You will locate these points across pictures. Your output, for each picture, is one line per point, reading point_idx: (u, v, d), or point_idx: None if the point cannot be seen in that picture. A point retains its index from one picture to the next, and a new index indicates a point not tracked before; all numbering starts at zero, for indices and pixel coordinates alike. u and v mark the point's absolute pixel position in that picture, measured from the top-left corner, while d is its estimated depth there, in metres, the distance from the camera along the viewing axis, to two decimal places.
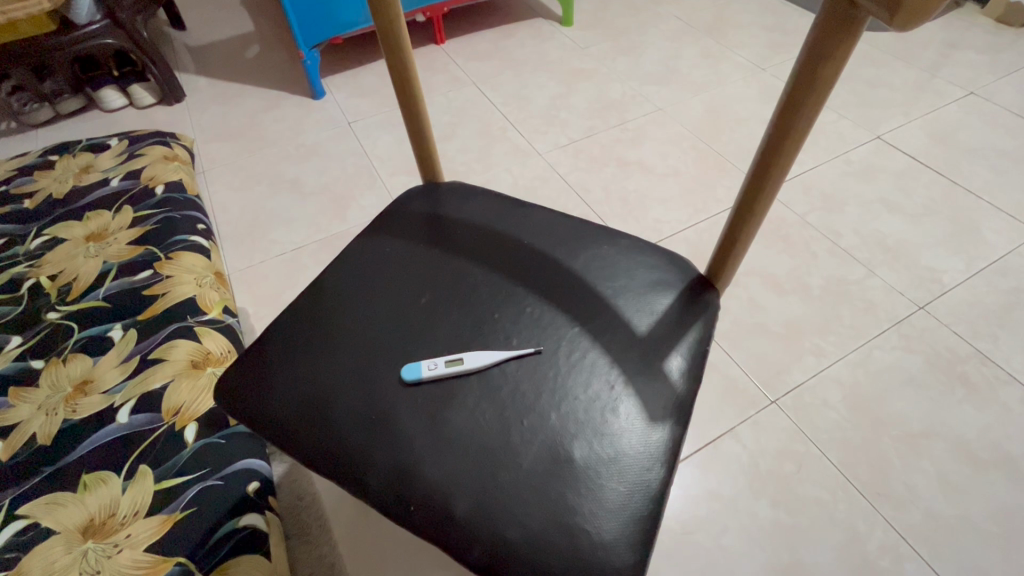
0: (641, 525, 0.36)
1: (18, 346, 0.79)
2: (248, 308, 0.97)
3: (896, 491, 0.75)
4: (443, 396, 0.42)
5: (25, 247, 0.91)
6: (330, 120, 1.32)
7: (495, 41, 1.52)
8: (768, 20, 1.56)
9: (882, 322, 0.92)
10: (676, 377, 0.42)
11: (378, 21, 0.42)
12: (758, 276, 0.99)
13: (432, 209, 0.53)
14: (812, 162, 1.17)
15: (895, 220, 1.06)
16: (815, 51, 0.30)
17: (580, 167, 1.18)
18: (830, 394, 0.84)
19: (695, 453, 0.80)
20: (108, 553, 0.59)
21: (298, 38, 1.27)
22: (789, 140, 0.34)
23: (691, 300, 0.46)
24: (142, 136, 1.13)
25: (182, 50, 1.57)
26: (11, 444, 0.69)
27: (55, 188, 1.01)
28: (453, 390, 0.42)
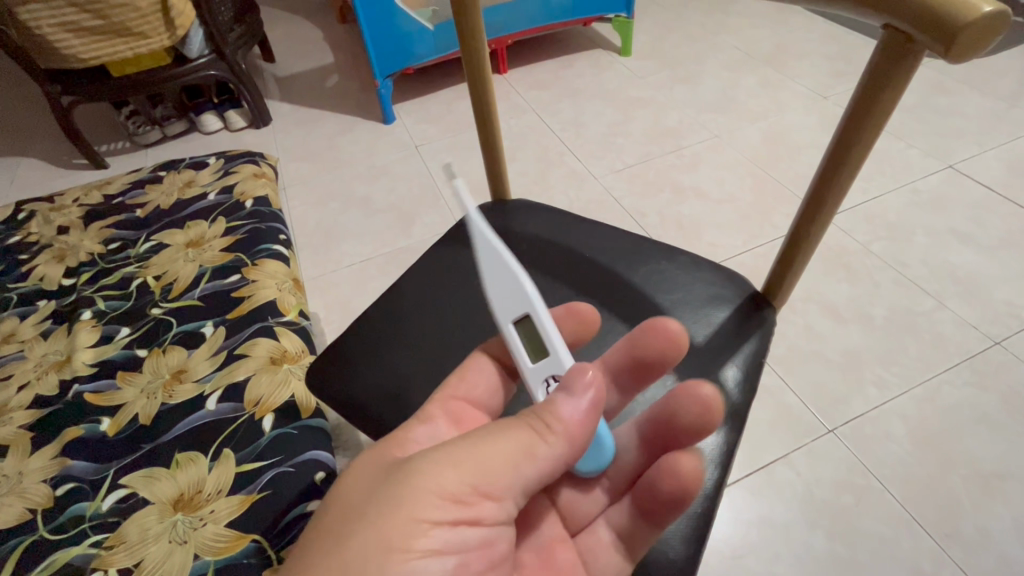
0: (694, 520, 0.41)
1: (126, 336, 0.87)
2: (319, 313, 1.05)
3: (966, 534, 0.72)
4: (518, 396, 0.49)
5: (136, 251, 1.02)
6: (398, 143, 1.42)
7: (555, 71, 1.59)
8: (830, 48, 1.55)
9: (953, 357, 0.88)
10: (731, 387, 0.45)
11: (461, 37, 0.49)
12: (816, 303, 0.97)
13: (499, 222, 0.58)
14: (876, 190, 1.15)
15: (967, 251, 1.02)
16: (876, 78, 0.32)
17: (635, 191, 1.21)
18: (893, 427, 0.82)
19: (746, 477, 0.79)
20: (195, 525, 0.66)
21: (374, 67, 1.38)
22: (849, 161, 0.36)
23: (748, 313, 0.48)
24: (235, 155, 1.22)
25: (270, 79, 1.73)
26: (117, 421, 0.77)
27: (162, 201, 1.13)
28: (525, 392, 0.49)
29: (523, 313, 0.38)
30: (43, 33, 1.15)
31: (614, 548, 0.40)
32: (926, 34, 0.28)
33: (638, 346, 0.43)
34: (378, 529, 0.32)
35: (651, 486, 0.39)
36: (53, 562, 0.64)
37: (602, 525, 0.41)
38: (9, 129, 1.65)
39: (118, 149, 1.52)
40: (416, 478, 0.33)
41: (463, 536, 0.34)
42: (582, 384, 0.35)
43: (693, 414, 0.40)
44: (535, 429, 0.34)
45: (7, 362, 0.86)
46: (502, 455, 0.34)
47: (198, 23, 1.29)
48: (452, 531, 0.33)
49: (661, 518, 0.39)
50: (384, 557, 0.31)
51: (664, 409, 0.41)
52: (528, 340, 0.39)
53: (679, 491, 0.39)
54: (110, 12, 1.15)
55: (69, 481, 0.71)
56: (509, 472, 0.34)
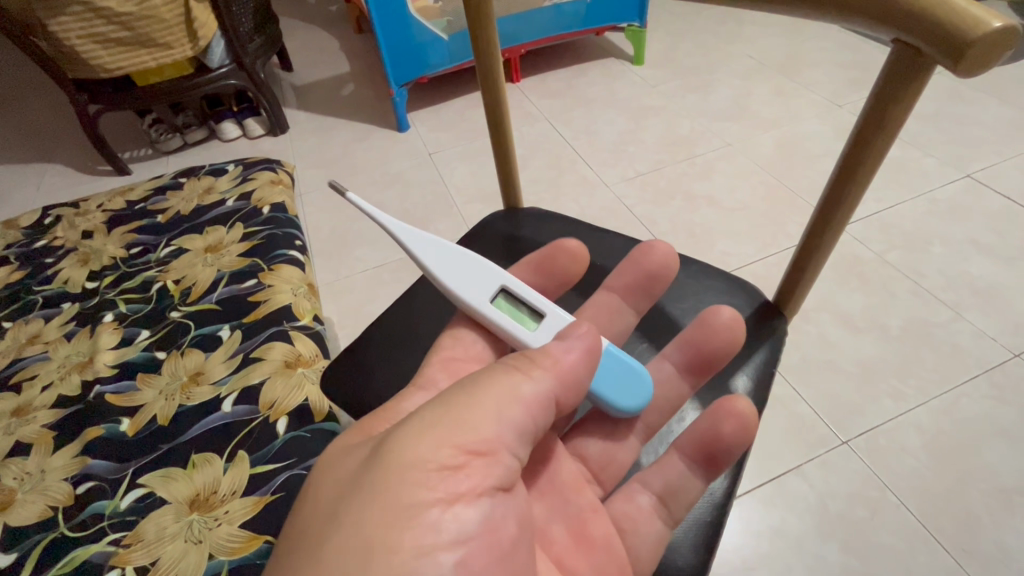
0: (702, 529, 0.42)
1: (146, 338, 0.89)
2: (334, 318, 1.07)
3: (985, 551, 0.71)
4: None
5: (156, 256, 1.04)
6: (412, 151, 1.44)
7: (568, 79, 1.60)
8: (845, 57, 1.55)
9: (971, 369, 0.87)
10: (741, 395, 0.47)
11: (477, 49, 0.50)
12: (830, 312, 0.96)
13: (513, 229, 0.59)
14: (892, 199, 1.14)
15: (986, 262, 1.01)
16: (886, 92, 0.33)
17: (647, 200, 1.21)
18: (909, 440, 0.80)
19: (758, 488, 0.79)
20: (210, 525, 0.67)
21: (390, 76, 1.40)
22: (860, 173, 0.37)
23: (759, 324, 0.50)
24: (254, 162, 1.23)
25: (288, 88, 1.77)
26: (136, 422, 0.78)
27: (182, 206, 1.15)
28: None
29: (497, 289, 0.44)
30: (72, 44, 1.18)
31: (656, 515, 0.41)
32: (935, 48, 0.28)
33: (650, 269, 0.49)
34: (373, 517, 0.32)
35: (712, 429, 0.42)
36: (72, 560, 0.65)
37: (640, 491, 0.42)
38: (36, 136, 1.71)
39: (141, 156, 1.56)
40: (392, 461, 0.34)
41: (463, 500, 0.34)
42: (575, 334, 0.39)
43: (724, 344, 0.45)
44: (511, 380, 0.36)
45: (31, 362, 0.88)
46: (482, 408, 0.35)
47: (219, 33, 1.33)
48: (450, 497, 0.34)
49: (711, 465, 0.41)
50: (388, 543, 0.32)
51: (700, 350, 0.46)
52: (515, 314, 0.44)
53: (741, 432, 0.41)
54: (136, 24, 1.19)
55: (89, 480, 0.72)
56: (491, 422, 0.35)
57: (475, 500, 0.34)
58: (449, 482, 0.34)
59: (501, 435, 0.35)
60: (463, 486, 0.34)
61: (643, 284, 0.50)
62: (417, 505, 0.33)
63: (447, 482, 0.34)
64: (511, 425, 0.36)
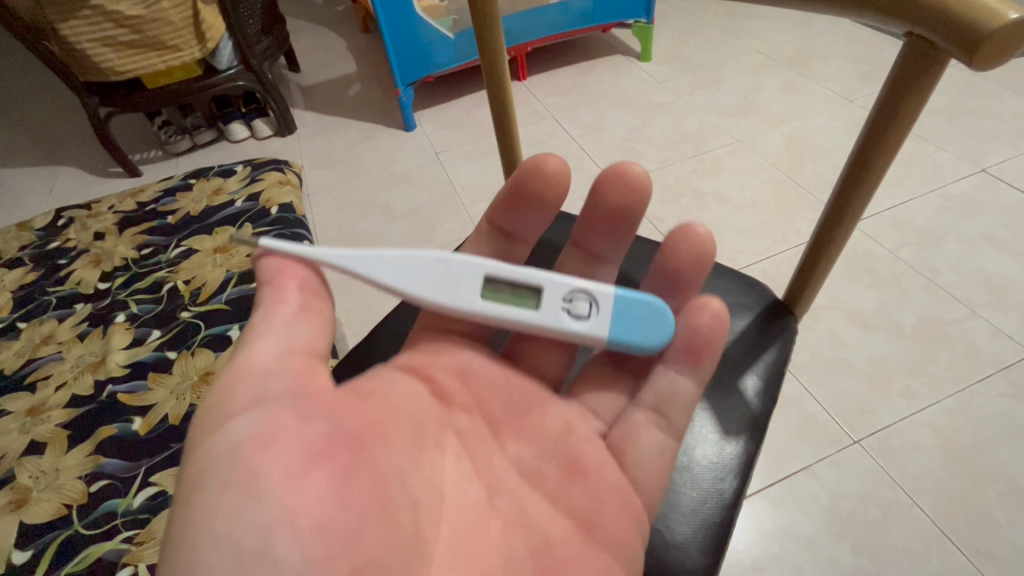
0: (710, 531, 0.41)
1: (157, 339, 0.88)
2: (341, 317, 1.07)
3: (1003, 552, 0.70)
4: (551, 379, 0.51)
5: (167, 256, 1.03)
6: (418, 150, 1.44)
7: (575, 76, 1.59)
8: (855, 51, 1.52)
9: (986, 367, 0.85)
10: (751, 395, 0.47)
11: (482, 47, 0.49)
12: (841, 310, 0.95)
13: None
14: (905, 194, 1.12)
15: (1001, 258, 0.99)
16: (899, 87, 0.32)
17: (654, 197, 1.21)
18: (922, 439, 0.79)
19: (767, 488, 0.78)
20: None
21: (396, 76, 1.40)
22: (872, 170, 0.36)
23: (768, 323, 0.50)
24: (262, 162, 1.22)
25: (296, 88, 1.77)
26: (148, 421, 0.77)
27: (192, 207, 1.14)
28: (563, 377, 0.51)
29: (480, 278, 0.41)
30: (82, 48, 1.19)
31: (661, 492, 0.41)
32: (950, 41, 0.27)
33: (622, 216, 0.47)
34: (198, 450, 0.34)
35: (692, 326, 0.41)
36: (85, 558, 0.64)
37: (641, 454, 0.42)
38: (49, 140, 1.73)
39: (151, 157, 1.58)
40: (204, 404, 0.36)
41: (264, 410, 0.34)
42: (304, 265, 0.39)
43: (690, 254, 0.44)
44: (285, 311, 0.37)
45: (46, 362, 0.88)
46: (258, 339, 0.37)
47: (227, 35, 1.34)
48: (250, 409, 0.34)
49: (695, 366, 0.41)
50: (205, 474, 0.33)
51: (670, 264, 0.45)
52: (511, 300, 0.42)
53: (715, 322, 0.41)
54: (145, 27, 1.19)
55: (102, 479, 0.71)
56: (266, 340, 0.36)
57: (281, 402, 0.35)
58: (252, 390, 0.35)
59: (270, 352, 0.36)
60: (260, 391, 0.35)
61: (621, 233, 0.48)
62: (221, 424, 0.34)
63: (260, 386, 0.35)
64: (290, 336, 0.37)
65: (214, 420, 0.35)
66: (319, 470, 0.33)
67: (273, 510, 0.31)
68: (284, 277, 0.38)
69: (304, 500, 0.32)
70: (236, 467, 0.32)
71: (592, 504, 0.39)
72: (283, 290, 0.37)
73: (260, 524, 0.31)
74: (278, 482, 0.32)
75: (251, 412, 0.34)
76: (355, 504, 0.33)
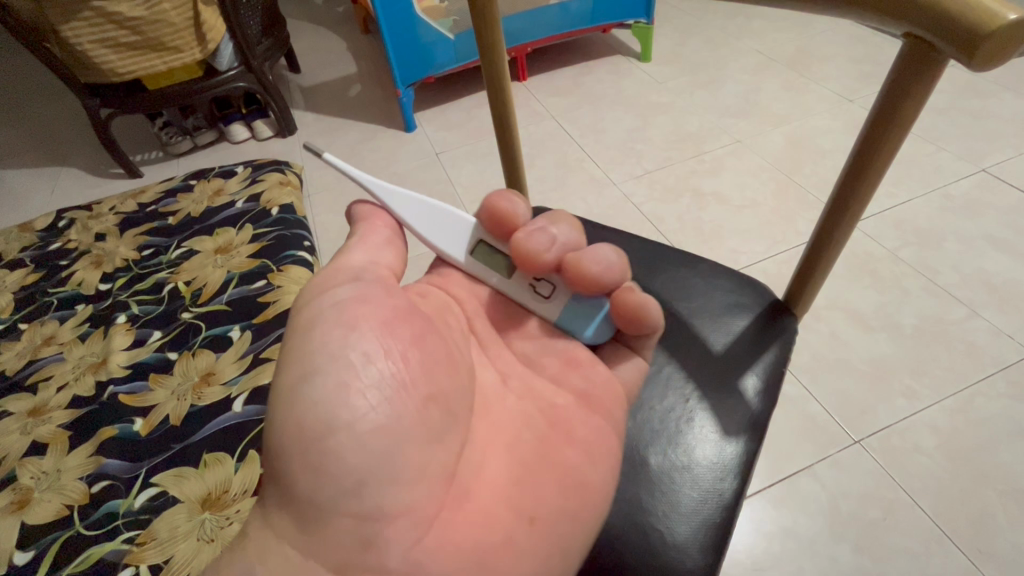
0: (710, 531, 0.42)
1: (158, 339, 0.88)
2: None
3: (1003, 552, 0.70)
4: None
5: (168, 257, 1.03)
6: (418, 151, 1.44)
7: (575, 77, 1.59)
8: (856, 51, 1.52)
9: (986, 367, 0.85)
10: (751, 396, 0.47)
11: (483, 48, 0.49)
12: (841, 310, 0.95)
13: None
14: (905, 194, 1.12)
15: (1002, 258, 0.99)
16: (898, 88, 0.32)
17: (655, 198, 1.21)
18: (923, 439, 0.79)
19: (768, 488, 0.78)
20: (222, 525, 0.65)
21: (396, 77, 1.40)
22: (872, 171, 0.36)
23: (768, 324, 0.50)
24: (263, 163, 1.22)
25: (296, 89, 1.78)
26: (149, 422, 0.77)
27: (193, 208, 1.14)
28: None
29: (473, 241, 0.46)
30: (83, 49, 1.19)
31: None
32: (948, 42, 0.27)
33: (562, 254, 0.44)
34: (307, 312, 0.39)
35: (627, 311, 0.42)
36: (86, 558, 0.64)
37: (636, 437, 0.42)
38: (50, 141, 1.73)
39: (152, 158, 1.58)
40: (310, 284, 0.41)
41: (361, 283, 0.39)
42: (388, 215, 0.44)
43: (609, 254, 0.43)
44: (376, 237, 0.42)
45: (47, 363, 0.88)
46: (355, 247, 0.42)
47: (227, 37, 1.34)
48: (350, 282, 0.39)
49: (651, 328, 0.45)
50: (312, 322, 0.38)
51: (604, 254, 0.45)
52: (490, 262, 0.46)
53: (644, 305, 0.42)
54: (146, 28, 1.20)
55: (103, 479, 0.71)
56: (365, 248, 0.42)
57: (377, 287, 0.40)
58: (354, 275, 0.40)
59: (362, 257, 0.41)
60: (361, 276, 0.40)
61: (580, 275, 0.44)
62: (327, 295, 0.39)
63: (360, 275, 0.40)
64: (379, 250, 0.42)
65: (321, 288, 0.39)
66: (407, 329, 0.38)
67: (370, 349, 0.36)
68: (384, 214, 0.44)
69: (397, 346, 0.37)
70: (339, 320, 0.37)
71: (588, 384, 0.43)
72: (375, 226, 0.43)
73: (361, 354, 0.36)
74: (375, 330, 0.37)
75: (353, 290, 0.39)
76: (432, 358, 0.38)
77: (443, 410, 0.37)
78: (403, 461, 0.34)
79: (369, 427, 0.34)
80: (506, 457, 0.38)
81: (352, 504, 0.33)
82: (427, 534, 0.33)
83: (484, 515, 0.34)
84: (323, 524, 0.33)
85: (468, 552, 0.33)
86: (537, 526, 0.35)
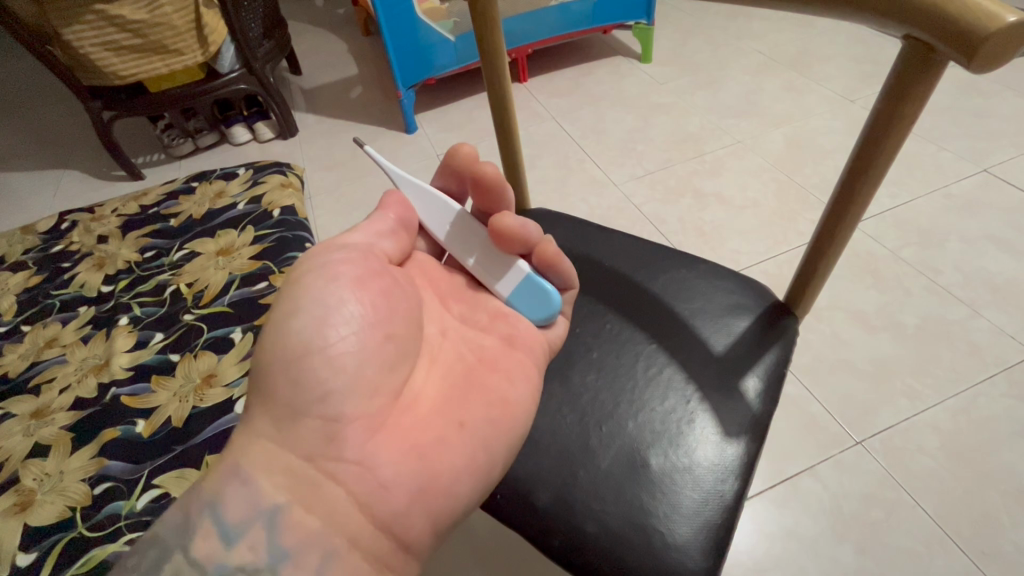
0: (711, 532, 0.42)
1: (160, 341, 0.88)
2: None
3: (1007, 552, 0.69)
4: (559, 369, 0.52)
5: (169, 259, 1.03)
6: (419, 152, 1.45)
7: (576, 78, 1.59)
8: (856, 51, 1.53)
9: (989, 367, 0.85)
10: (752, 397, 0.47)
11: (484, 49, 0.49)
12: (841, 310, 0.95)
13: None
14: (907, 194, 1.12)
15: (1004, 258, 0.99)
16: (898, 88, 0.32)
17: (655, 198, 1.21)
18: (925, 440, 0.79)
19: (770, 489, 0.78)
20: None
21: (398, 78, 1.40)
22: (872, 170, 0.36)
23: (769, 325, 0.50)
24: (264, 165, 1.22)
25: (297, 91, 1.78)
26: (152, 423, 0.77)
27: (194, 211, 1.14)
28: (568, 365, 0.52)
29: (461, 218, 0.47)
30: (86, 52, 1.20)
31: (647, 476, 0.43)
32: (948, 44, 0.27)
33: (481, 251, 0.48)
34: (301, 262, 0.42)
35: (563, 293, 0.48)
36: (90, 559, 0.64)
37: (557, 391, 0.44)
38: (53, 143, 1.73)
39: (153, 160, 1.58)
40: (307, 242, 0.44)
41: (348, 249, 0.42)
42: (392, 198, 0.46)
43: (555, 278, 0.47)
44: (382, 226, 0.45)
45: (49, 365, 0.88)
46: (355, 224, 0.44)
47: (230, 41, 1.36)
48: (337, 247, 0.42)
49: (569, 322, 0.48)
50: (296, 277, 0.41)
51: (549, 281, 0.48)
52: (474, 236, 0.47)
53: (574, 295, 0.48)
54: (148, 31, 1.20)
55: (107, 481, 0.72)
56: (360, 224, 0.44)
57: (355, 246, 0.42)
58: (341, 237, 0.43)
59: (363, 237, 0.43)
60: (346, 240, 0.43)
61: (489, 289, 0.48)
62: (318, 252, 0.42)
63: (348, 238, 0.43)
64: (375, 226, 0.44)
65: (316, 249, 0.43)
66: (378, 282, 0.41)
67: (344, 294, 0.40)
68: (397, 205, 0.46)
69: (367, 294, 0.40)
70: (321, 275, 0.41)
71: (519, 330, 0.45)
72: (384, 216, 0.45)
73: (336, 299, 0.39)
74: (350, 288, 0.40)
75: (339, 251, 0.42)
76: (397, 303, 0.42)
77: (401, 344, 0.41)
78: (361, 379, 0.38)
79: (338, 355, 0.38)
80: (443, 377, 0.42)
81: (320, 412, 0.38)
82: (377, 436, 0.38)
83: (422, 421, 0.39)
84: (293, 424, 0.38)
85: (410, 454, 0.38)
86: (467, 430, 0.39)
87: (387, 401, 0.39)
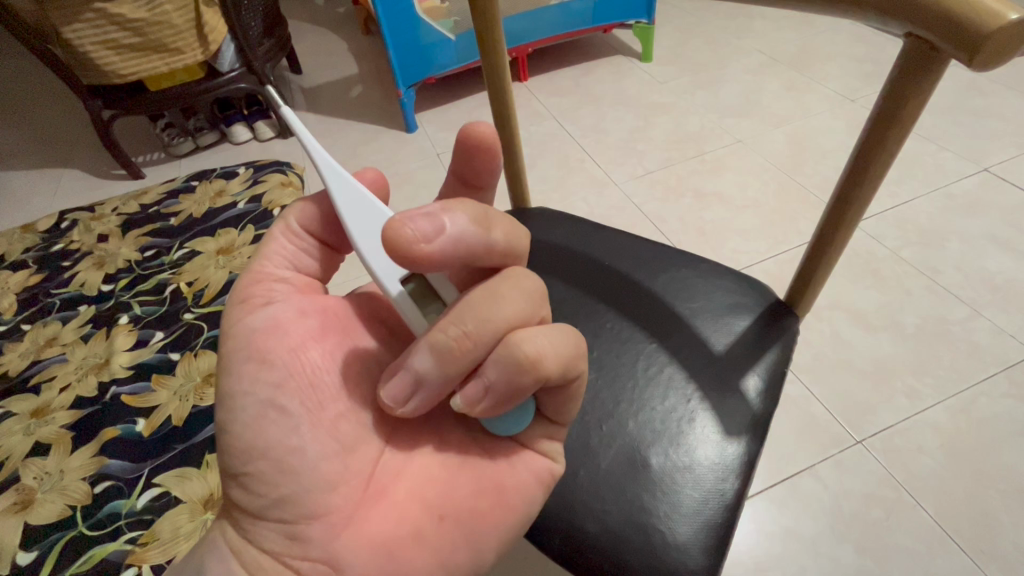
0: (712, 531, 0.42)
1: (161, 340, 0.88)
2: None
3: (1006, 552, 0.70)
4: None
5: (170, 258, 1.03)
6: (419, 151, 1.45)
7: (576, 77, 1.59)
8: (857, 50, 1.53)
9: (989, 366, 0.85)
10: (753, 396, 0.47)
11: (484, 46, 0.49)
12: (842, 309, 0.95)
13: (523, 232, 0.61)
14: (907, 193, 1.12)
15: (1004, 257, 0.99)
16: (899, 86, 0.32)
17: (655, 198, 1.21)
18: (925, 439, 0.79)
19: (771, 488, 0.78)
20: None
21: (398, 78, 1.40)
22: (872, 169, 0.36)
23: (769, 323, 0.50)
24: (264, 164, 1.22)
25: (297, 90, 1.78)
26: (152, 422, 0.77)
27: (194, 209, 1.14)
28: None
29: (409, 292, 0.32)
30: (85, 50, 1.20)
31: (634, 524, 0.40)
32: (947, 41, 0.27)
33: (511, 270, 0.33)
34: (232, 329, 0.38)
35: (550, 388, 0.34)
36: (91, 558, 0.65)
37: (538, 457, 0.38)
38: (54, 142, 1.73)
39: (153, 160, 1.58)
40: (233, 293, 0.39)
41: (270, 305, 0.37)
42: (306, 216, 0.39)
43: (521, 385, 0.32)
44: (297, 247, 0.39)
45: (50, 363, 0.88)
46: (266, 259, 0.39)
47: (230, 40, 1.36)
48: (265, 303, 0.38)
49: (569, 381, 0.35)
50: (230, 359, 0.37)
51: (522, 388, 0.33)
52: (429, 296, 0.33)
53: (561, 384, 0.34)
54: (148, 30, 1.20)
55: (108, 479, 0.72)
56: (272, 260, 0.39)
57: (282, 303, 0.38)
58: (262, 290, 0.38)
59: (282, 270, 0.39)
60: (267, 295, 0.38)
61: (550, 308, 0.34)
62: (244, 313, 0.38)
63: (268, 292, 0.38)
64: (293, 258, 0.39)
65: (241, 309, 0.38)
66: (314, 352, 0.36)
67: (280, 376, 0.35)
68: (300, 212, 0.39)
69: (300, 366, 0.36)
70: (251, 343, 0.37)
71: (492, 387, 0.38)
72: (299, 236, 0.39)
73: (272, 382, 0.35)
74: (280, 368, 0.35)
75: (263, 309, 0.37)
76: (346, 373, 0.36)
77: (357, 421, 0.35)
78: (317, 469, 0.34)
79: (286, 447, 0.34)
80: (431, 453, 0.36)
81: (277, 509, 0.34)
82: (342, 531, 0.33)
83: (394, 507, 0.34)
84: (255, 522, 0.35)
85: (376, 552, 0.33)
86: (447, 521, 0.34)
87: (353, 490, 0.34)
